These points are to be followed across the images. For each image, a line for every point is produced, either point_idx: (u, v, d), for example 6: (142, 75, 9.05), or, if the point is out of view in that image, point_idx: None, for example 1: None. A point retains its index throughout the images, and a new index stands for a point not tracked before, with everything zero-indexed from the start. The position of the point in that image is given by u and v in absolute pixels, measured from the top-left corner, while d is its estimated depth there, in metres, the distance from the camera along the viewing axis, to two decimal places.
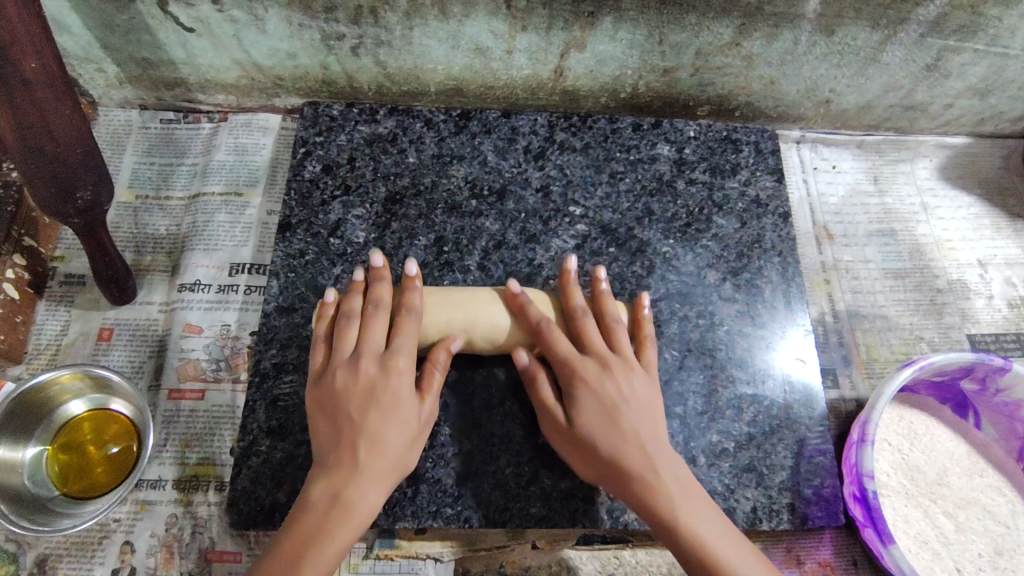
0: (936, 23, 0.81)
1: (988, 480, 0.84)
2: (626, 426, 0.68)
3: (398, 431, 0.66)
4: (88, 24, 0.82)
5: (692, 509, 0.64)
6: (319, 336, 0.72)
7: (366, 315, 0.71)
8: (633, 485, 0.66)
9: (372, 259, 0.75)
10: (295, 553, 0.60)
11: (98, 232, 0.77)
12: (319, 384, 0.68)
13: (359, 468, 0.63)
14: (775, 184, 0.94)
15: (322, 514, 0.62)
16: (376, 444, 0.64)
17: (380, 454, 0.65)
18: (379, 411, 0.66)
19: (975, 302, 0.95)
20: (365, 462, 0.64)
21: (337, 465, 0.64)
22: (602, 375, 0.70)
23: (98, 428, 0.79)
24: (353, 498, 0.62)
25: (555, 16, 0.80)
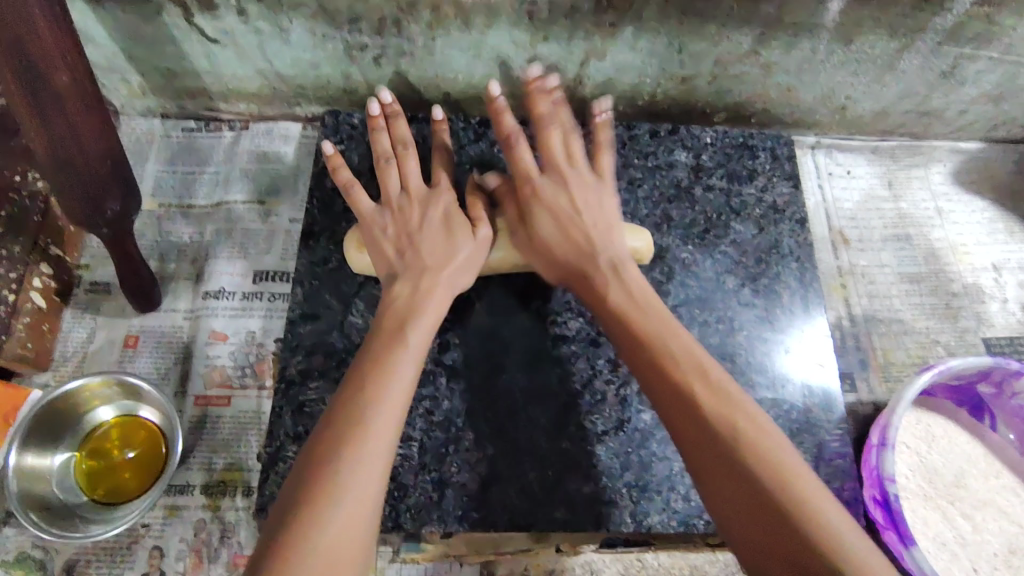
0: (953, 32, 0.82)
1: (1005, 482, 0.84)
2: (574, 231, 0.75)
3: (435, 309, 0.71)
4: (113, 36, 0.83)
5: (677, 339, 0.65)
6: (349, 181, 0.79)
7: (400, 153, 0.79)
8: (604, 308, 0.71)
9: (382, 98, 0.80)
10: (380, 352, 0.65)
11: (126, 241, 0.77)
12: (373, 213, 0.77)
13: (427, 279, 0.72)
14: (791, 190, 0.95)
15: (399, 317, 0.69)
16: (428, 291, 0.71)
17: (440, 274, 0.73)
18: (442, 231, 0.75)
19: (990, 305, 0.96)
20: (437, 278, 0.73)
21: (394, 308, 0.70)
22: (554, 187, 0.77)
23: (126, 435, 0.79)
24: (405, 366, 0.64)
25: (576, 26, 0.81)
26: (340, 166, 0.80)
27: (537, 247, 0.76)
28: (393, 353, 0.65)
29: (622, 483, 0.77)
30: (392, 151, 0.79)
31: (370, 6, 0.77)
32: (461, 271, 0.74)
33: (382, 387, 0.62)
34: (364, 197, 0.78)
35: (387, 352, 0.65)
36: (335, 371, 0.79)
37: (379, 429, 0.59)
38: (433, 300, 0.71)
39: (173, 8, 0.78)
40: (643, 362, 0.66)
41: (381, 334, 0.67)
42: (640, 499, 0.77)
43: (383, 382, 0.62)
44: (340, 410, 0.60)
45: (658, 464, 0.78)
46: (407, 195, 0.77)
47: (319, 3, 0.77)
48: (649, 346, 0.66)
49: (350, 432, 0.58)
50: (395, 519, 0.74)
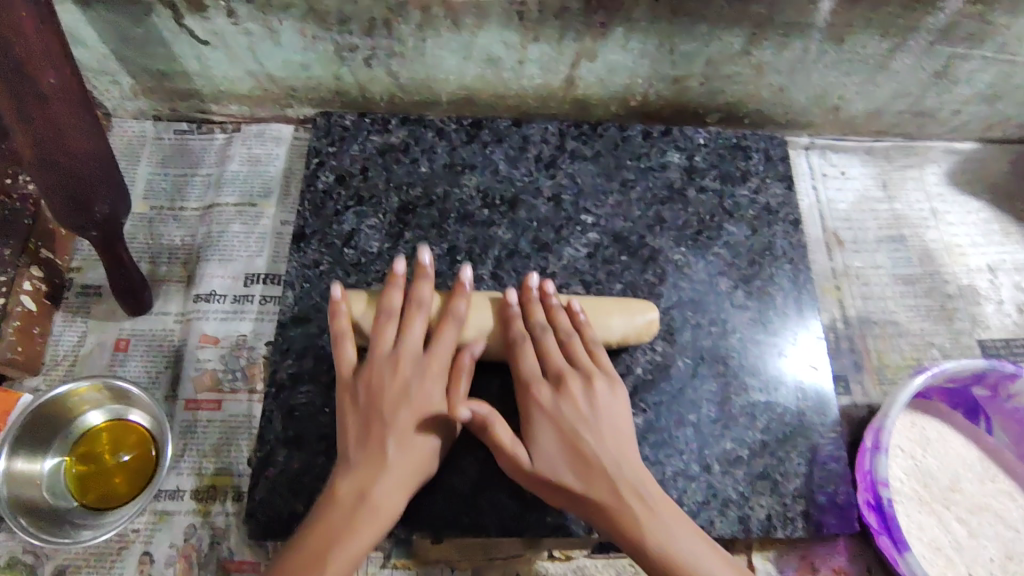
0: (946, 31, 0.82)
1: (1000, 485, 0.84)
2: (585, 453, 0.68)
3: (371, 529, 0.64)
4: (103, 38, 0.82)
5: (683, 540, 0.65)
6: (344, 331, 0.73)
7: (407, 315, 0.73)
8: (611, 526, 0.66)
9: (418, 256, 0.75)
10: (336, 529, 0.63)
11: (116, 245, 0.77)
12: (353, 378, 0.71)
13: (379, 480, 0.66)
14: (785, 191, 0.94)
15: (348, 514, 0.64)
16: (376, 500, 0.65)
17: (398, 472, 0.67)
18: (409, 432, 0.69)
19: (985, 307, 0.96)
20: (383, 491, 0.66)
21: (342, 500, 0.65)
22: (556, 399, 0.71)
23: (116, 439, 0.79)
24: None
25: (567, 27, 0.80)
26: (341, 307, 0.73)
27: (535, 476, 0.68)
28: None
29: None
30: (400, 308, 0.74)
31: (360, 7, 0.77)
32: (412, 473, 0.68)
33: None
34: (352, 351, 0.72)
35: (311, 564, 0.61)
36: (325, 374, 0.79)
37: None
38: (371, 517, 0.65)
39: (162, 9, 0.78)
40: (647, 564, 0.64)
41: (341, 507, 0.65)
42: None
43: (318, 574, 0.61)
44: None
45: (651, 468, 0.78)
46: (394, 363, 0.71)
47: (308, 4, 0.77)
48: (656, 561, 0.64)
49: None
50: None
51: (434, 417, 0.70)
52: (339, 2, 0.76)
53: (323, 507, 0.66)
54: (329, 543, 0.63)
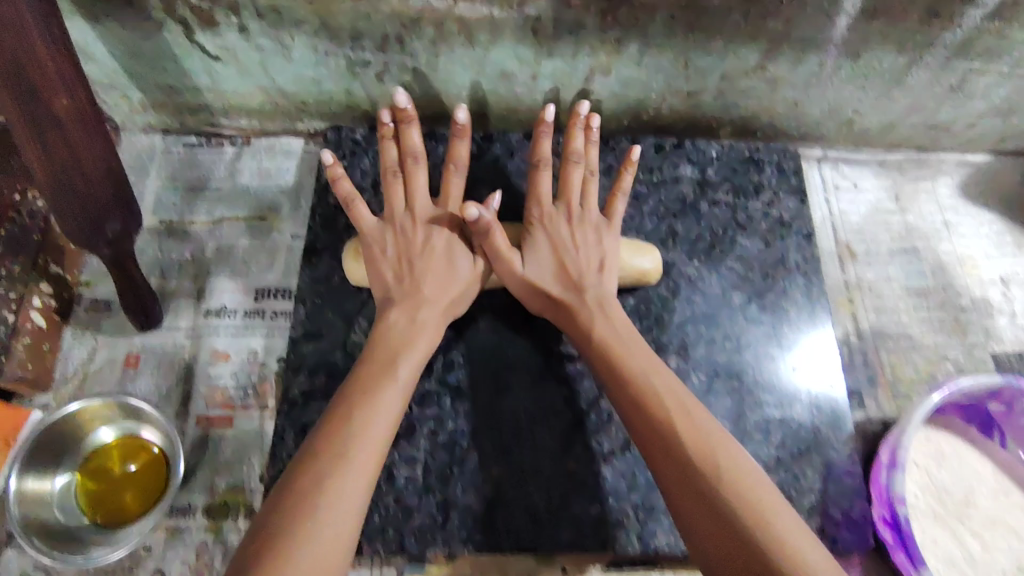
0: (963, 47, 0.81)
1: (1014, 500, 0.84)
2: (570, 264, 0.79)
3: (425, 336, 0.74)
4: (113, 53, 0.81)
5: (666, 390, 0.68)
6: (350, 195, 0.78)
7: (408, 171, 0.80)
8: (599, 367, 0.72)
9: (395, 100, 0.79)
10: (391, 359, 0.70)
11: (126, 263, 0.76)
12: (378, 229, 0.79)
13: (417, 308, 0.75)
14: (798, 205, 0.94)
15: (402, 339, 0.72)
16: (419, 327, 0.74)
17: (434, 304, 0.76)
18: (441, 260, 0.78)
19: (998, 320, 0.95)
20: (424, 307, 0.75)
21: (391, 339, 0.72)
22: (565, 225, 0.81)
23: (128, 457, 0.78)
24: (390, 403, 0.66)
25: (581, 42, 0.80)
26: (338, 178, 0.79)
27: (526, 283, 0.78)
28: (381, 388, 0.67)
29: (629, 503, 0.77)
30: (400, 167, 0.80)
31: (373, 23, 0.76)
32: (450, 298, 0.77)
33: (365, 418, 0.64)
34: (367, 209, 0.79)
35: (374, 386, 0.67)
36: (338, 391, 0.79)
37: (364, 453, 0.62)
38: (421, 327, 0.74)
39: (174, 25, 0.77)
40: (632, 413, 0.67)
41: (391, 343, 0.72)
42: (647, 520, 0.76)
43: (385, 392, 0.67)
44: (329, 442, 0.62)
45: None
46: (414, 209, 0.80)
47: (321, 20, 0.76)
48: (636, 400, 0.67)
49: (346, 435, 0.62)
50: (400, 542, 0.73)
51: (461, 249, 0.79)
52: (352, 19, 0.75)
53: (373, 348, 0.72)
54: (393, 370, 0.69)
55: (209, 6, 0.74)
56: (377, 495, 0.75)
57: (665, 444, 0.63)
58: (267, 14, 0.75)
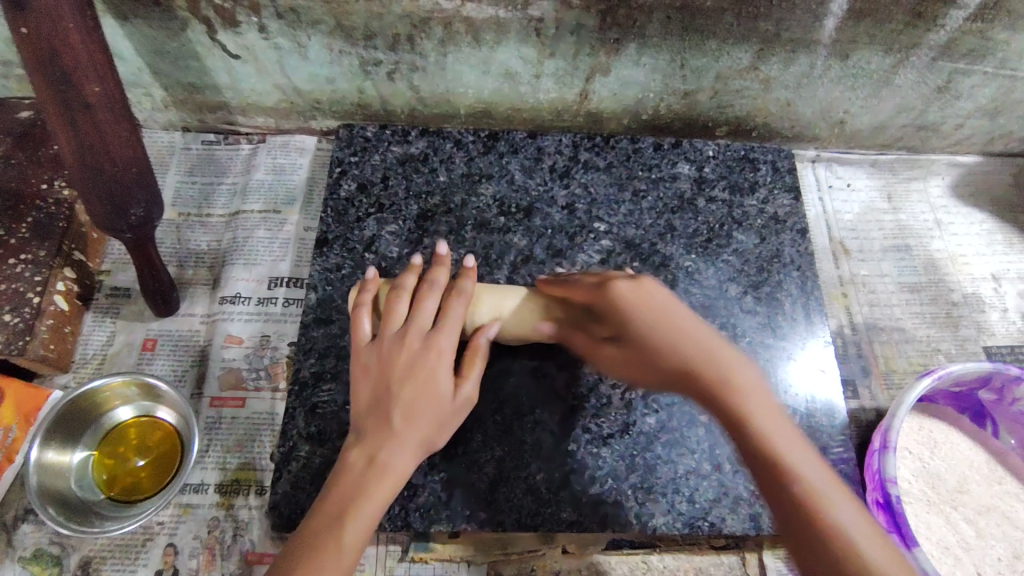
0: (947, 47, 0.85)
1: (1007, 487, 0.85)
2: (672, 320, 0.62)
3: (391, 475, 0.63)
4: (140, 52, 0.86)
5: (797, 447, 0.55)
6: (364, 302, 0.73)
7: (420, 292, 0.73)
8: (714, 413, 0.58)
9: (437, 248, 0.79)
10: (341, 509, 0.61)
11: (147, 246, 0.80)
12: (365, 347, 0.70)
13: (386, 448, 0.64)
14: (792, 202, 0.97)
15: (358, 479, 0.62)
16: (384, 465, 0.63)
17: (404, 441, 0.65)
18: (423, 393, 0.67)
19: (990, 315, 0.98)
20: (394, 448, 0.64)
21: (346, 477, 0.63)
22: (631, 286, 0.66)
23: (144, 435, 0.81)
24: (331, 563, 0.57)
25: (582, 42, 0.84)
26: (371, 284, 0.76)
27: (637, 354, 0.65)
28: (337, 524, 0.60)
29: (628, 484, 0.79)
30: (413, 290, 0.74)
31: (386, 23, 0.81)
32: (427, 435, 0.66)
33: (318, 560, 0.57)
34: (367, 322, 0.72)
35: (332, 518, 0.60)
36: (347, 373, 0.82)
37: None
38: (387, 469, 0.63)
39: (198, 25, 0.81)
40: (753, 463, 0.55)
41: (346, 481, 0.63)
42: (645, 501, 0.78)
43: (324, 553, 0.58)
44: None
45: (663, 466, 0.80)
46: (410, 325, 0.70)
47: (337, 20, 0.80)
48: (758, 461, 0.55)
49: None
50: (405, 518, 0.76)
51: (445, 380, 0.68)
52: (366, 19, 0.80)
53: (330, 485, 0.63)
54: (338, 523, 0.60)
55: (231, 6, 0.79)
56: None
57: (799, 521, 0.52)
58: (286, 14, 0.80)
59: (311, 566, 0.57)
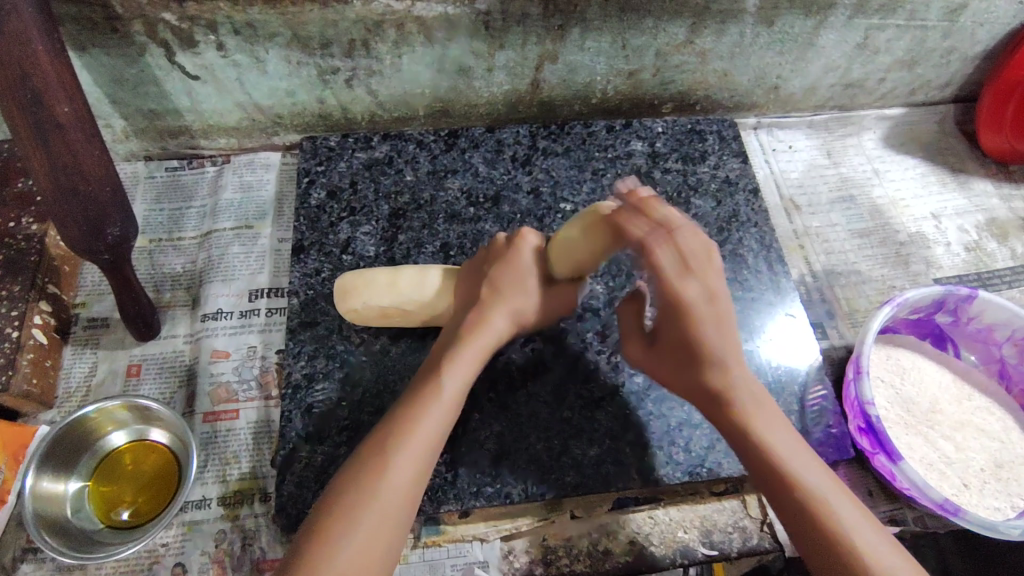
0: (860, 5, 0.93)
1: (977, 402, 0.91)
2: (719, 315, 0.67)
3: (478, 348, 0.71)
4: (99, 82, 0.87)
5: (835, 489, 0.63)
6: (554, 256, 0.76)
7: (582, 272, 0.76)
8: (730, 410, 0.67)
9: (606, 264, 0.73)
10: (438, 369, 0.69)
11: (123, 267, 0.80)
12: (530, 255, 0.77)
13: (481, 311, 0.74)
14: (741, 165, 1.03)
15: (452, 342, 0.72)
16: (480, 323, 0.72)
17: (497, 309, 0.73)
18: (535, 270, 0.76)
19: (935, 249, 1.05)
20: (487, 312, 0.73)
21: (444, 342, 0.73)
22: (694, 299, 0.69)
23: (140, 458, 0.80)
24: (430, 425, 0.65)
25: (528, 32, 0.88)
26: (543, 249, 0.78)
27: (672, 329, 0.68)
28: (428, 395, 0.67)
29: (626, 442, 0.81)
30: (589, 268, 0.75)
31: (342, 29, 0.84)
32: (514, 309, 0.75)
33: (411, 432, 0.64)
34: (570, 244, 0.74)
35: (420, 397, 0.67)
36: (338, 371, 0.82)
37: (399, 474, 0.62)
38: (484, 331, 0.72)
39: (156, 49, 0.83)
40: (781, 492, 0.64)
41: (434, 363, 0.70)
42: (644, 455, 0.81)
43: (418, 417, 0.65)
44: (376, 441, 0.64)
45: (656, 421, 0.83)
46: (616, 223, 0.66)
47: (293, 31, 0.83)
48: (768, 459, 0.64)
49: (378, 465, 0.62)
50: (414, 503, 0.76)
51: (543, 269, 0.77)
52: (321, 27, 0.83)
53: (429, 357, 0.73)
54: (437, 378, 0.68)
55: (187, 26, 0.81)
56: None
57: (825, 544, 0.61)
58: (242, 29, 0.82)
59: (406, 437, 0.64)
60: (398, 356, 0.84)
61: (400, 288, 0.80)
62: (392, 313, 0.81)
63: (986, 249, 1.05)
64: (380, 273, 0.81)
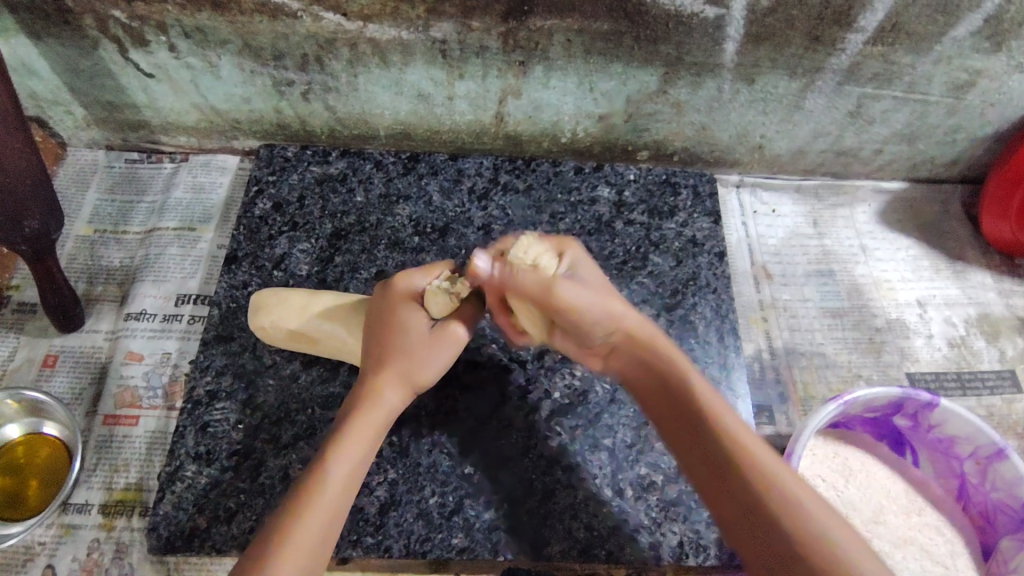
0: (851, 72, 0.85)
1: (926, 519, 0.83)
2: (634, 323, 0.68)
3: (376, 419, 0.65)
4: (56, 70, 0.88)
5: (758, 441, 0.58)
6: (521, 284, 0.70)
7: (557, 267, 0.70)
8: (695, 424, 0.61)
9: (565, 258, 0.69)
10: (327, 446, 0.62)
11: (47, 259, 0.80)
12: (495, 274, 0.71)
13: (373, 382, 0.67)
14: (711, 225, 0.97)
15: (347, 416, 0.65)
16: (374, 394, 0.66)
17: (385, 376, 0.67)
18: (407, 324, 0.69)
19: (914, 341, 0.96)
20: (379, 385, 0.67)
21: (337, 420, 0.66)
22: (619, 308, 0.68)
23: (31, 451, 0.79)
24: (322, 500, 0.58)
25: (488, 64, 0.85)
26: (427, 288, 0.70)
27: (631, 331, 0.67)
28: (315, 470, 0.60)
29: (525, 509, 0.76)
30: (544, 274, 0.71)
31: (292, 43, 0.82)
32: (400, 376, 0.68)
33: (304, 508, 0.57)
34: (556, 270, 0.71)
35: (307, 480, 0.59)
36: (242, 392, 0.80)
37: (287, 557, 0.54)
38: (377, 405, 0.66)
39: (108, 44, 0.83)
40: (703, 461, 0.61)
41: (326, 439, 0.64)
42: (542, 526, 0.76)
43: (310, 493, 0.58)
44: (263, 529, 0.57)
45: (562, 491, 0.78)
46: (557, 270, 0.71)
47: (244, 40, 0.82)
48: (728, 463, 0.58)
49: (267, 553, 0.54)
50: None
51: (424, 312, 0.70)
52: (272, 39, 0.81)
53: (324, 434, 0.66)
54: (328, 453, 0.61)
55: (138, 25, 0.80)
56: (269, 494, 0.74)
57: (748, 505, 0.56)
58: (193, 34, 0.81)
59: (296, 513, 0.57)
60: (305, 385, 0.80)
61: (309, 311, 0.77)
62: (299, 335, 0.77)
63: (971, 347, 0.96)
64: (297, 294, 0.79)
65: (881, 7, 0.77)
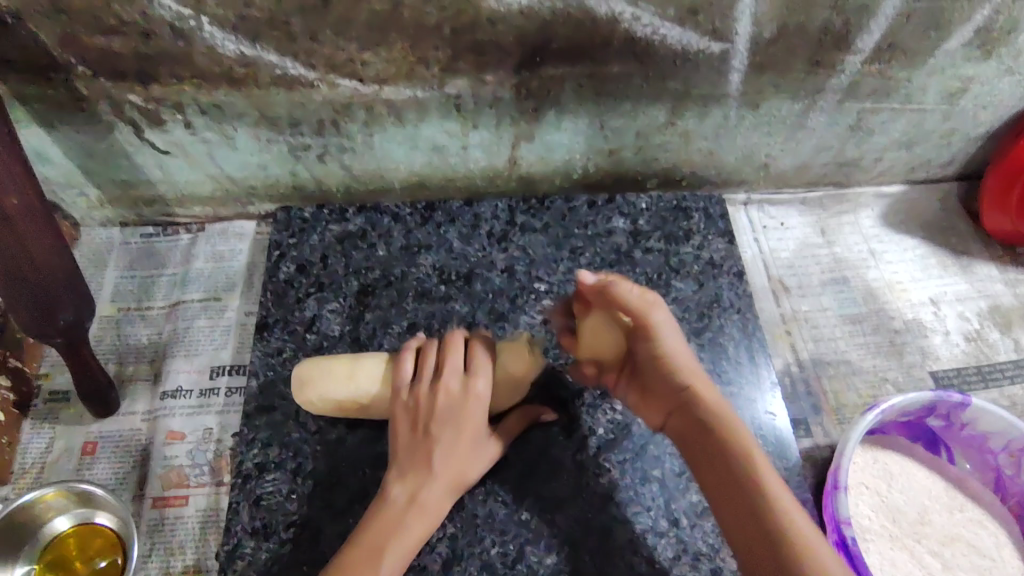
0: (851, 90, 0.89)
1: (969, 514, 0.85)
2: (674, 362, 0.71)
3: (426, 523, 0.69)
4: (69, 155, 0.87)
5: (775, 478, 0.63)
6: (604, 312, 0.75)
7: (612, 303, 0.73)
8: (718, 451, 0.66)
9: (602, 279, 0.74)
10: (378, 544, 0.66)
11: (81, 348, 0.79)
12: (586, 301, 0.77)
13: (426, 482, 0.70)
14: (726, 246, 0.99)
15: (399, 514, 0.68)
16: (426, 500, 0.69)
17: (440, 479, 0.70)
18: (476, 423, 0.73)
19: (933, 339, 0.99)
20: (432, 487, 0.70)
21: (387, 510, 0.68)
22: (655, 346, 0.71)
23: (84, 542, 0.79)
24: None
25: (501, 114, 0.86)
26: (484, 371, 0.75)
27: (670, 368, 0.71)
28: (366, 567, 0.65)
29: (586, 549, 0.77)
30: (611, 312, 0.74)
31: (309, 110, 0.83)
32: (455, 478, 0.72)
33: None
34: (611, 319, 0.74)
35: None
36: (291, 461, 0.80)
37: None
38: (429, 506, 0.69)
39: (124, 126, 0.83)
40: (714, 483, 0.65)
41: (374, 531, 0.67)
42: (604, 564, 0.76)
43: None
44: None
45: (620, 526, 0.78)
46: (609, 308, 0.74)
47: (260, 111, 0.82)
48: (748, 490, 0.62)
49: None
50: None
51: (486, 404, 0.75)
52: (288, 108, 0.82)
53: (369, 513, 0.69)
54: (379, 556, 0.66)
55: (154, 107, 0.81)
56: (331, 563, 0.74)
57: (755, 514, 0.61)
58: (209, 110, 0.82)
59: None
60: (353, 448, 0.81)
61: (352, 379, 0.77)
62: (346, 404, 0.78)
63: (987, 339, 0.99)
64: (340, 361, 0.79)
65: (876, 29, 0.80)
